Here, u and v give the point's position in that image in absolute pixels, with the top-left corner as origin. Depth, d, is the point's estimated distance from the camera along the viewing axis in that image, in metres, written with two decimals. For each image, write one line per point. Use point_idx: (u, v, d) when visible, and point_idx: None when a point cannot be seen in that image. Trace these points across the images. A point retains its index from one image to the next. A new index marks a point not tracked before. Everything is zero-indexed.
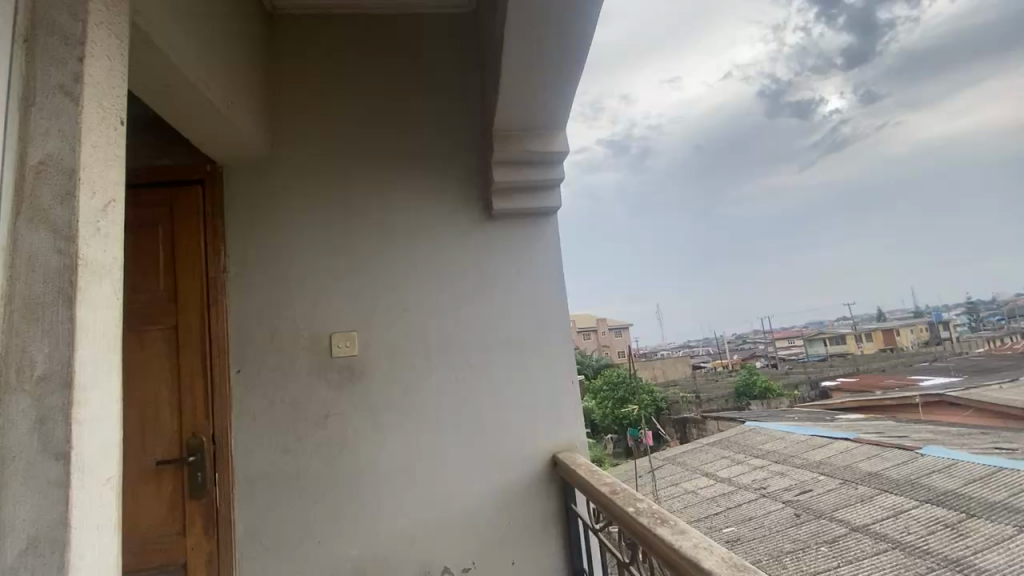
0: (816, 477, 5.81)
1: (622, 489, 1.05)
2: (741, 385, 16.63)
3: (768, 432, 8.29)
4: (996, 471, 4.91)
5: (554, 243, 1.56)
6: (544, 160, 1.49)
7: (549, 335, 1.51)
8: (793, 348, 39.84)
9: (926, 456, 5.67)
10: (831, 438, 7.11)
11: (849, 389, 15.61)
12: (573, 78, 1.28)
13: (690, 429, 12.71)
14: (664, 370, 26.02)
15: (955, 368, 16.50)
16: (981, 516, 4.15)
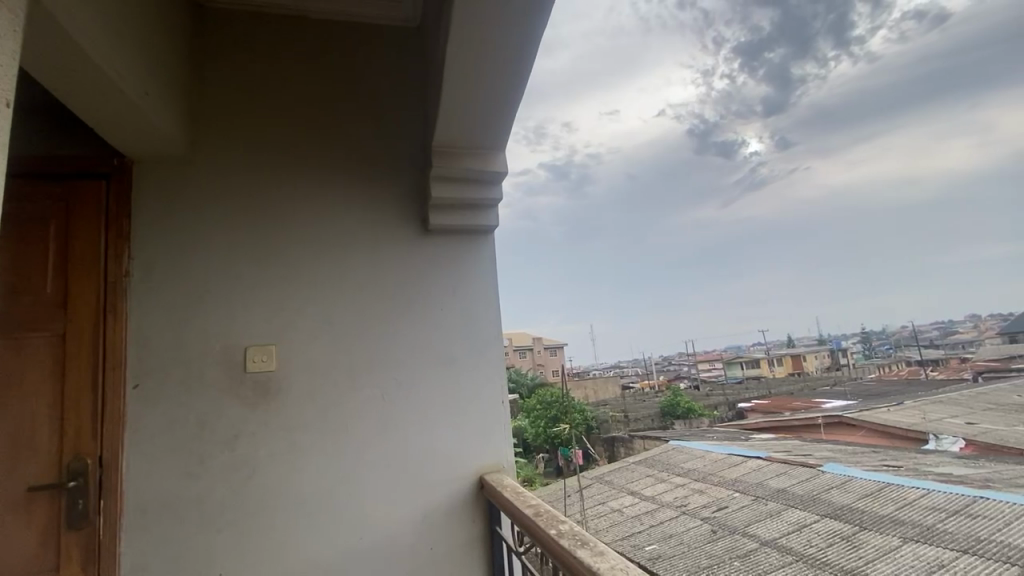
0: (731, 494, 6.13)
1: (546, 510, 1.05)
2: (666, 405, 17.42)
3: (690, 450, 8.69)
4: (884, 486, 5.42)
5: (488, 261, 1.56)
6: (484, 178, 1.50)
7: (480, 351, 1.50)
8: (714, 371, 42.42)
9: (826, 473, 6.16)
10: (746, 457, 7.56)
11: (762, 410, 16.77)
12: (513, 99, 1.30)
13: (617, 448, 13.09)
14: (595, 390, 26.75)
15: (851, 392, 18.23)
16: (871, 528, 4.54)
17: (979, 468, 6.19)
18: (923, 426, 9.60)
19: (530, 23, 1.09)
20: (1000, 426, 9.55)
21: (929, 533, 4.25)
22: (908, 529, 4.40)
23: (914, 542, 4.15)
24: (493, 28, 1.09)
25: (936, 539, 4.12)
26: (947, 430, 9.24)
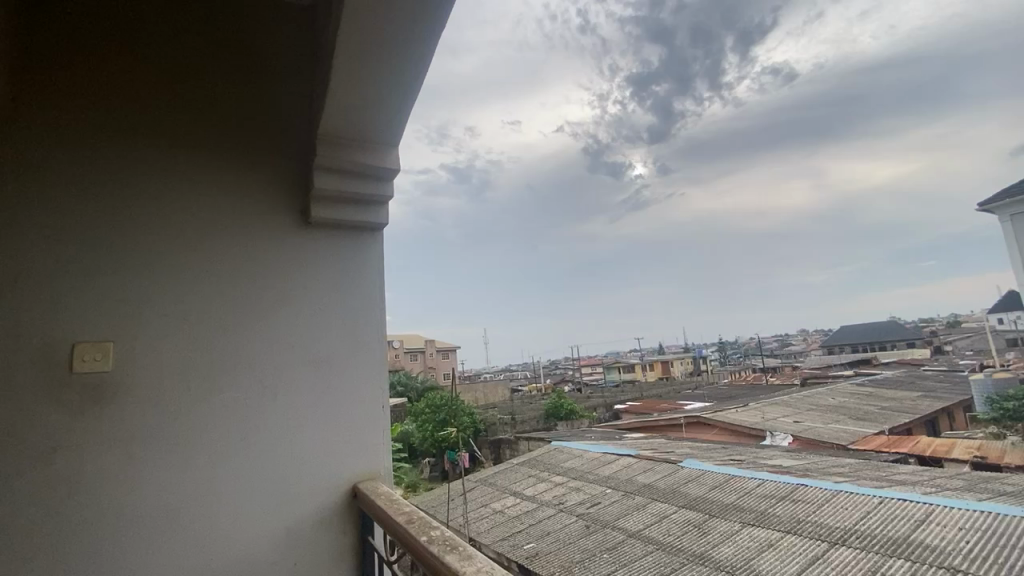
0: (603, 490, 6.55)
1: (419, 516, 1.03)
2: (550, 407, 18.23)
3: (569, 450, 9.15)
4: (730, 478, 6.17)
5: (375, 261, 1.51)
6: (371, 175, 1.45)
7: (362, 351, 1.43)
8: (595, 374, 45.43)
9: (684, 467, 6.87)
10: (618, 454, 8.14)
11: (635, 410, 18.29)
12: (409, 92, 1.27)
13: (503, 450, 13.39)
14: (485, 393, 27.16)
15: (708, 395, 20.66)
16: (718, 515, 5.15)
17: (801, 460, 7.31)
18: (762, 424, 11.14)
19: (429, 18, 1.08)
20: (818, 423, 11.40)
21: (762, 517, 4.93)
22: (746, 514, 5.05)
23: (750, 525, 4.77)
24: (393, 16, 1.06)
25: (767, 522, 4.79)
26: (779, 427, 10.84)
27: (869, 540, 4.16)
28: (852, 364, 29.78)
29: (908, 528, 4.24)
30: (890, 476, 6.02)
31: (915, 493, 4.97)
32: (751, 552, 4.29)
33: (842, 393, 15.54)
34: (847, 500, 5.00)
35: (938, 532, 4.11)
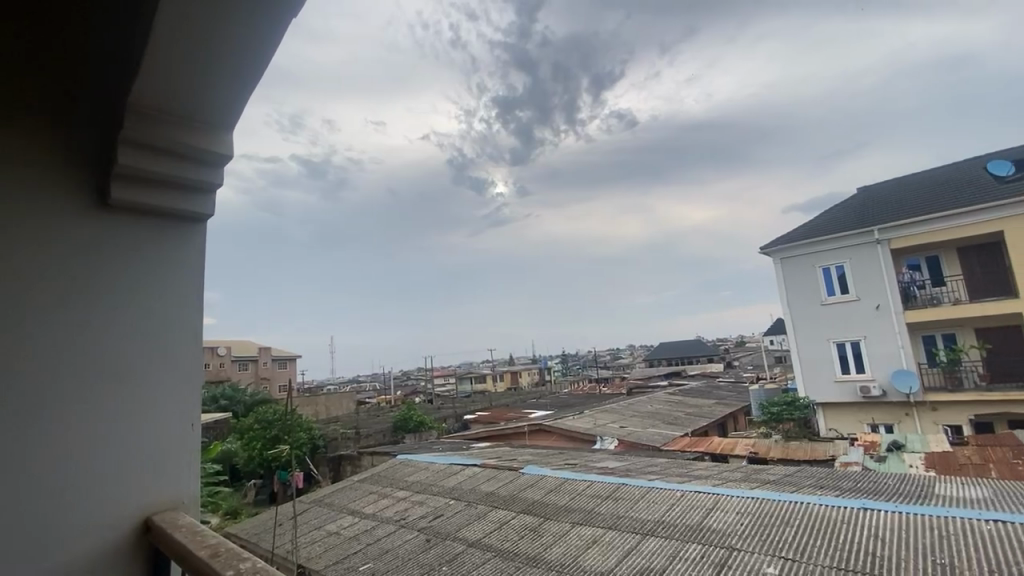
0: (447, 502, 6.54)
1: (226, 548, 0.91)
2: (399, 419, 17.77)
3: (415, 463, 8.98)
4: (565, 481, 6.65)
5: (197, 259, 1.32)
6: (195, 158, 1.27)
7: (173, 364, 1.23)
8: (447, 385, 45.68)
9: (525, 473, 7.21)
10: (464, 464, 8.22)
11: (483, 419, 18.74)
12: (251, 68, 1.15)
13: (344, 466, 12.60)
14: (327, 406, 25.38)
15: (551, 403, 22.18)
16: (552, 517, 5.49)
17: (624, 462, 8.20)
18: (595, 430, 12.27)
19: None
20: (640, 428, 12.94)
21: (589, 516, 5.39)
22: (575, 514, 5.48)
23: (579, 525, 5.18)
24: None
25: (593, 520, 5.26)
26: (608, 433, 12.04)
27: (673, 529, 4.81)
28: (668, 375, 34.71)
29: (701, 516, 5.02)
30: (691, 472, 7.07)
31: (706, 486, 5.92)
32: (578, 550, 4.66)
33: (659, 401, 17.93)
34: (657, 495, 5.73)
35: (722, 517, 4.94)
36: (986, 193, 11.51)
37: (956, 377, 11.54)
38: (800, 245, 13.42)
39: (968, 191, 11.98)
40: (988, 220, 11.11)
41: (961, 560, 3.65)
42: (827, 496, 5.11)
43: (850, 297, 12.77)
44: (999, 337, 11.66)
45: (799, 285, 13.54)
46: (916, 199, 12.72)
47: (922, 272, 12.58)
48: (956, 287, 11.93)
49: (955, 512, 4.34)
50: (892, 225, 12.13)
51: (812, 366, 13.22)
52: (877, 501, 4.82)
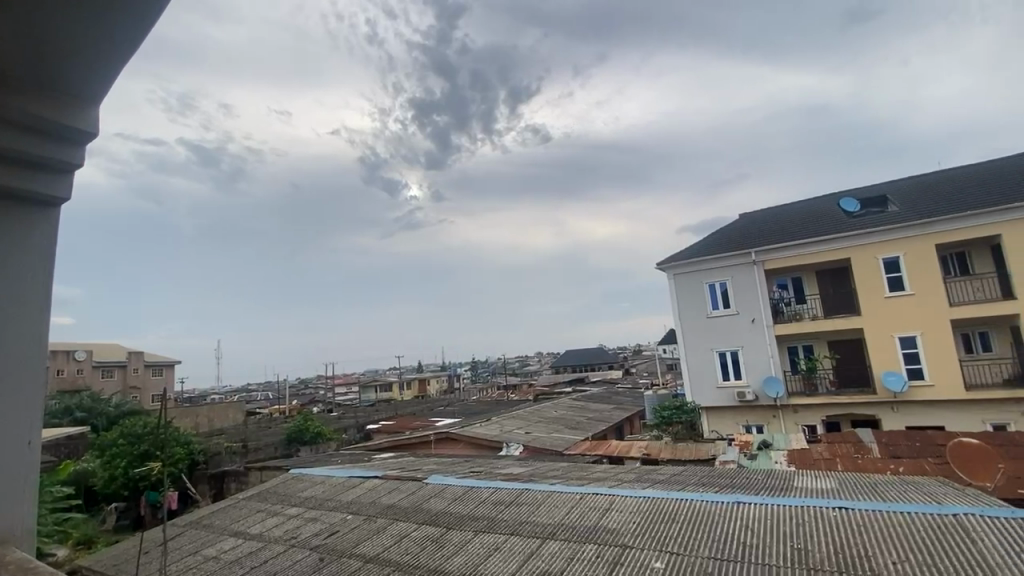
0: (344, 517, 6.21)
1: None
2: (293, 431, 16.61)
3: (310, 477, 8.43)
4: (469, 489, 6.62)
5: (45, 250, 1.13)
6: (47, 132, 1.10)
7: (8, 374, 1.04)
8: (349, 393, 43.68)
9: (429, 483, 7.07)
10: (364, 476, 7.87)
11: (386, 428, 18.13)
12: (126, 33, 1.04)
13: (228, 484, 11.49)
14: (210, 417, 23.07)
15: (457, 411, 22.06)
16: (455, 527, 5.43)
17: (528, 467, 8.36)
18: (501, 437, 12.39)
19: None
20: (544, 433, 13.28)
21: (491, 523, 5.40)
22: (478, 522, 5.47)
23: (482, 533, 5.18)
24: None
25: (495, 526, 5.28)
26: (513, 439, 12.22)
27: (571, 531, 4.98)
28: (571, 382, 36.15)
29: (598, 517, 5.26)
30: (590, 475, 7.40)
31: (602, 487, 6.23)
32: (479, 558, 4.64)
33: (563, 406, 18.57)
34: (558, 499, 5.91)
35: (616, 517, 5.21)
36: (839, 225, 13.46)
37: (813, 383, 13.24)
38: (692, 263, 14.72)
39: (824, 223, 13.94)
40: (839, 247, 13.00)
41: (813, 543, 4.19)
42: (706, 493, 5.61)
43: (730, 311, 14.20)
44: (846, 348, 13.58)
45: (688, 299, 14.82)
46: (785, 227, 14.53)
47: (788, 290, 14.35)
48: (814, 305, 13.75)
49: (809, 502, 4.98)
50: (766, 248, 13.74)
51: (698, 374, 14.47)
52: (748, 495, 5.38)
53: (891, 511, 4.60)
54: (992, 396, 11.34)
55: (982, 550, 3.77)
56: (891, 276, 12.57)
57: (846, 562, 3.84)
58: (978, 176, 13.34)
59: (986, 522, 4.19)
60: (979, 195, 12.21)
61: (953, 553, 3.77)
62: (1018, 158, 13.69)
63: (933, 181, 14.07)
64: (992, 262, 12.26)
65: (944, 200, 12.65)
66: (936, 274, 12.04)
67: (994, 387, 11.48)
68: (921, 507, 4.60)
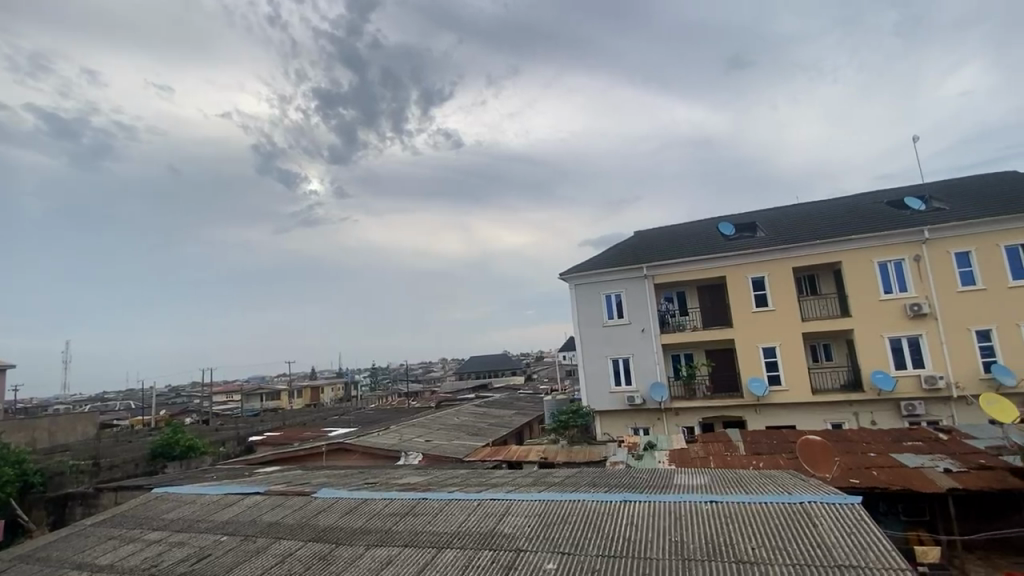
0: (217, 539, 5.62)
1: None
2: (160, 445, 14.77)
3: (178, 495, 7.53)
4: (361, 502, 6.34)
5: None
6: None
7: None
8: (230, 402, 39.82)
9: (318, 497, 6.65)
10: (244, 493, 7.20)
11: (273, 439, 16.79)
12: None
13: (71, 509, 9.90)
14: (51, 432, 19.75)
15: (353, 419, 21.07)
16: (345, 542, 5.16)
17: (426, 476, 8.22)
18: (400, 445, 12.05)
19: None
20: (444, 441, 13.15)
21: (385, 536, 5.21)
22: (371, 536, 5.25)
23: (375, 546, 4.99)
24: None
25: (389, 539, 5.10)
26: (412, 447, 11.95)
27: (467, 538, 4.97)
28: (473, 388, 36.27)
29: (495, 522, 5.31)
30: (489, 481, 7.45)
31: (499, 493, 6.30)
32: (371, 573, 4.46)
33: (464, 413, 18.55)
34: (455, 507, 5.87)
35: (513, 522, 5.29)
36: (718, 246, 15.02)
37: (693, 387, 14.59)
38: (590, 274, 15.53)
39: (706, 243, 15.48)
40: (716, 265, 14.52)
41: (687, 535, 4.59)
42: (597, 493, 5.92)
43: (623, 321, 15.19)
44: (721, 356, 15.17)
45: (587, 309, 15.60)
46: (673, 245, 15.91)
47: (673, 303, 15.70)
48: (695, 316, 15.17)
49: (686, 498, 5.46)
50: (656, 263, 14.92)
51: (593, 380, 15.25)
52: (634, 494, 5.76)
53: (752, 502, 5.20)
54: (831, 398, 13.29)
55: (820, 532, 4.40)
56: (757, 293, 14.28)
57: (714, 551, 4.27)
58: (824, 211, 15.68)
59: (824, 508, 4.90)
60: (825, 227, 14.35)
61: (798, 537, 4.36)
62: (853, 198, 16.33)
63: (791, 212, 16.27)
64: (834, 285, 14.44)
65: (799, 230, 14.69)
66: (791, 293, 13.91)
67: (833, 391, 13.49)
68: (775, 497, 5.26)
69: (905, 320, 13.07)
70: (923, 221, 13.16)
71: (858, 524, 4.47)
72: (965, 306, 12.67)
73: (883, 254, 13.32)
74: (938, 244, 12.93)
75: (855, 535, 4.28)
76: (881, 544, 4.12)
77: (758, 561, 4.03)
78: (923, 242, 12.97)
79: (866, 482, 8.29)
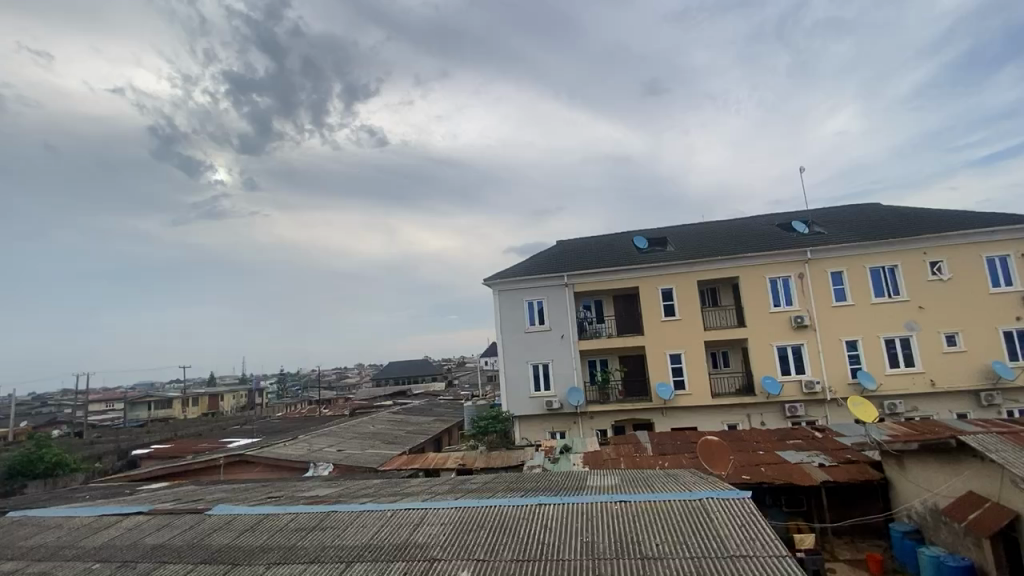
0: (88, 567, 4.95)
1: None
2: (17, 463, 12.79)
3: (40, 519, 6.56)
4: (263, 518, 5.90)
5: None
6: None
7: None
8: (110, 412, 35.41)
9: (212, 515, 6.10)
10: (123, 514, 6.42)
11: (161, 452, 15.16)
12: None
13: None
14: None
15: (257, 429, 19.60)
16: (242, 563, 4.77)
17: (336, 488, 7.84)
18: (308, 456, 11.38)
19: None
20: (357, 450, 12.61)
21: (289, 553, 4.89)
22: (273, 553, 4.90)
23: (276, 564, 4.65)
24: None
25: (293, 557, 4.79)
26: (323, 457, 11.35)
27: (379, 551, 4.80)
28: (390, 395, 35.22)
29: (409, 533, 5.17)
30: (403, 490, 7.25)
31: (414, 502, 6.16)
32: None
33: (380, 420, 17.94)
34: (366, 518, 5.65)
35: (427, 531, 5.19)
36: (632, 258, 15.86)
37: (606, 392, 15.26)
38: (513, 281, 15.75)
39: (621, 255, 16.29)
40: (631, 276, 15.33)
41: (598, 535, 4.78)
42: (512, 498, 5.98)
43: (543, 327, 15.55)
44: (633, 362, 15.99)
45: (508, 315, 15.78)
46: (592, 255, 16.57)
47: (591, 311, 16.34)
48: (610, 324, 15.90)
49: (597, 499, 5.67)
50: (575, 272, 15.44)
51: (513, 385, 15.41)
52: (548, 497, 5.89)
53: (657, 500, 5.52)
54: (728, 402, 14.47)
55: (717, 526, 4.77)
56: (666, 303, 15.26)
57: (621, 549, 4.47)
58: (725, 230, 17.16)
59: (719, 503, 5.32)
60: (726, 245, 15.68)
61: (696, 531, 4.70)
62: (750, 219, 18.00)
63: (697, 230, 17.62)
64: (732, 297, 15.79)
65: (704, 246, 15.94)
66: (696, 304, 15.04)
67: (730, 394, 14.71)
68: (677, 495, 5.63)
69: (789, 331, 14.59)
70: (806, 243, 14.84)
71: (748, 516, 4.90)
72: (840, 318, 14.39)
73: (774, 271, 14.81)
74: (818, 263, 14.61)
75: (746, 526, 4.69)
76: (766, 533, 4.55)
77: (661, 556, 4.28)
78: (806, 261, 14.61)
79: (755, 478, 9.12)
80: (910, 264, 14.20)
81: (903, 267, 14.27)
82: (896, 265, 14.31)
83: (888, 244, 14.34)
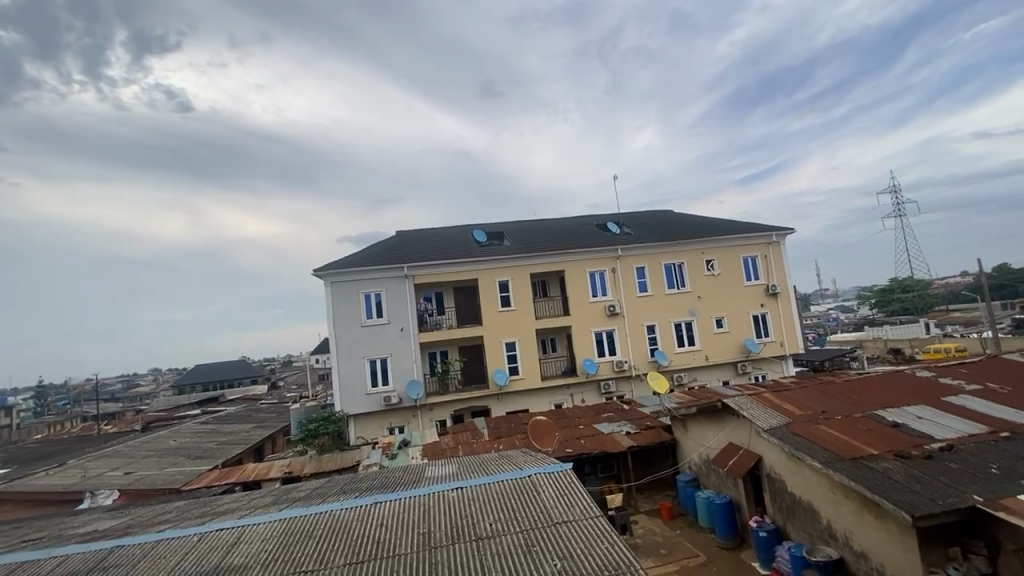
0: None
1: None
2: None
3: None
4: (14, 568, 4.68)
5: None
6: None
7: None
8: None
9: None
10: None
11: None
12: None
13: None
14: None
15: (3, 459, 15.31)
16: None
17: (124, 518, 6.55)
18: (84, 485, 9.32)
19: None
20: (154, 470, 10.69)
21: None
22: None
23: None
24: None
25: None
26: (106, 483, 9.43)
27: None
28: (200, 403, 30.61)
29: (222, 556, 4.60)
30: (216, 509, 6.43)
31: (229, 520, 5.50)
32: None
33: (185, 433, 15.48)
34: (167, 548, 4.87)
35: (245, 550, 4.69)
36: (471, 251, 16.36)
37: (446, 382, 15.46)
38: (349, 273, 14.95)
39: (461, 247, 16.69)
40: (470, 268, 15.78)
41: (435, 525, 4.86)
42: (346, 500, 5.74)
43: (382, 321, 15.13)
44: (472, 351, 16.52)
45: (343, 309, 14.95)
46: (432, 247, 16.64)
47: (431, 303, 16.47)
48: (449, 316, 16.18)
49: (434, 489, 5.78)
50: (415, 265, 15.33)
51: (349, 382, 14.69)
52: (384, 495, 5.80)
53: (491, 483, 5.83)
54: (555, 384, 15.91)
55: (543, 499, 5.24)
56: (502, 295, 16.09)
57: (458, 534, 4.63)
58: (554, 227, 18.75)
59: (545, 477, 5.86)
60: (555, 241, 17.16)
61: (526, 506, 5.10)
62: (574, 219, 19.97)
63: (530, 226, 18.89)
64: (559, 289, 17.36)
65: (536, 242, 17.21)
66: (528, 295, 16.16)
67: (557, 377, 16.18)
68: (509, 475, 6.02)
69: (605, 318, 16.61)
70: (619, 241, 17.04)
71: (568, 486, 5.51)
72: (643, 307, 16.88)
73: (593, 265, 16.68)
74: (627, 260, 16.90)
75: (566, 496, 5.25)
76: (583, 499, 5.17)
77: (494, 535, 4.56)
78: (618, 258, 16.77)
79: (576, 450, 10.23)
80: (692, 261, 17.31)
81: (687, 263, 17.31)
82: (683, 262, 17.31)
83: (677, 245, 17.25)
